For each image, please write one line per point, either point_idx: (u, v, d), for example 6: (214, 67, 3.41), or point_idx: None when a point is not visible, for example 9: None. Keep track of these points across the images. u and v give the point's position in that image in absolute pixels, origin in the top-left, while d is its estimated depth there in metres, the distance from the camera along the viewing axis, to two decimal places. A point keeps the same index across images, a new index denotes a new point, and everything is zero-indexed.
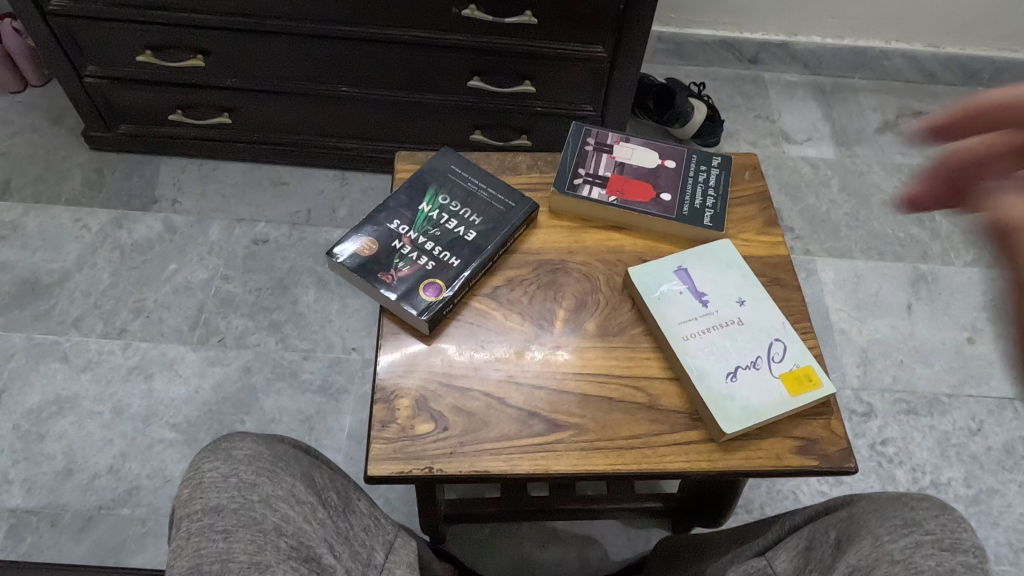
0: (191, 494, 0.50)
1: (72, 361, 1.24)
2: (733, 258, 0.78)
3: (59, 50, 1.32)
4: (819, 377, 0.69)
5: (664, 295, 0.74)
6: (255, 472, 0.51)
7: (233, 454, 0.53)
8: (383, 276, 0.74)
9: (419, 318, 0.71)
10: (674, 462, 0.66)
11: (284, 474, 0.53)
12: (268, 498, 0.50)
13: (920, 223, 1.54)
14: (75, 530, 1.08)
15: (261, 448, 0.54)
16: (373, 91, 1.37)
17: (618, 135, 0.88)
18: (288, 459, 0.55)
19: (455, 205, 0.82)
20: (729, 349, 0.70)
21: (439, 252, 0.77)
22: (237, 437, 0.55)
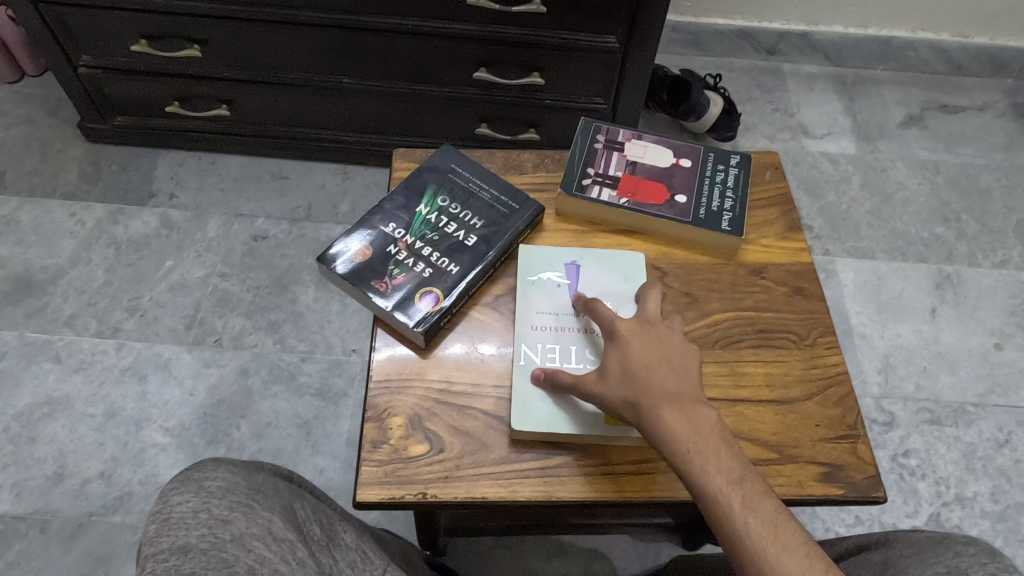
0: (157, 532, 0.45)
1: (64, 361, 1.21)
2: (635, 273, 0.73)
3: (51, 38, 1.27)
4: None
5: (539, 281, 0.72)
6: (228, 508, 0.48)
7: (206, 486, 0.49)
8: (376, 284, 0.70)
9: (415, 331, 0.66)
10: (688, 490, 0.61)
11: (260, 509, 0.49)
12: (244, 536, 0.46)
13: (946, 223, 1.47)
14: (65, 537, 1.04)
15: (236, 480, 0.50)
16: (374, 83, 1.32)
17: (630, 132, 0.82)
18: (266, 492, 0.51)
19: (455, 207, 0.77)
20: (571, 353, 0.66)
21: (436, 258, 0.72)
22: (211, 465, 0.51)
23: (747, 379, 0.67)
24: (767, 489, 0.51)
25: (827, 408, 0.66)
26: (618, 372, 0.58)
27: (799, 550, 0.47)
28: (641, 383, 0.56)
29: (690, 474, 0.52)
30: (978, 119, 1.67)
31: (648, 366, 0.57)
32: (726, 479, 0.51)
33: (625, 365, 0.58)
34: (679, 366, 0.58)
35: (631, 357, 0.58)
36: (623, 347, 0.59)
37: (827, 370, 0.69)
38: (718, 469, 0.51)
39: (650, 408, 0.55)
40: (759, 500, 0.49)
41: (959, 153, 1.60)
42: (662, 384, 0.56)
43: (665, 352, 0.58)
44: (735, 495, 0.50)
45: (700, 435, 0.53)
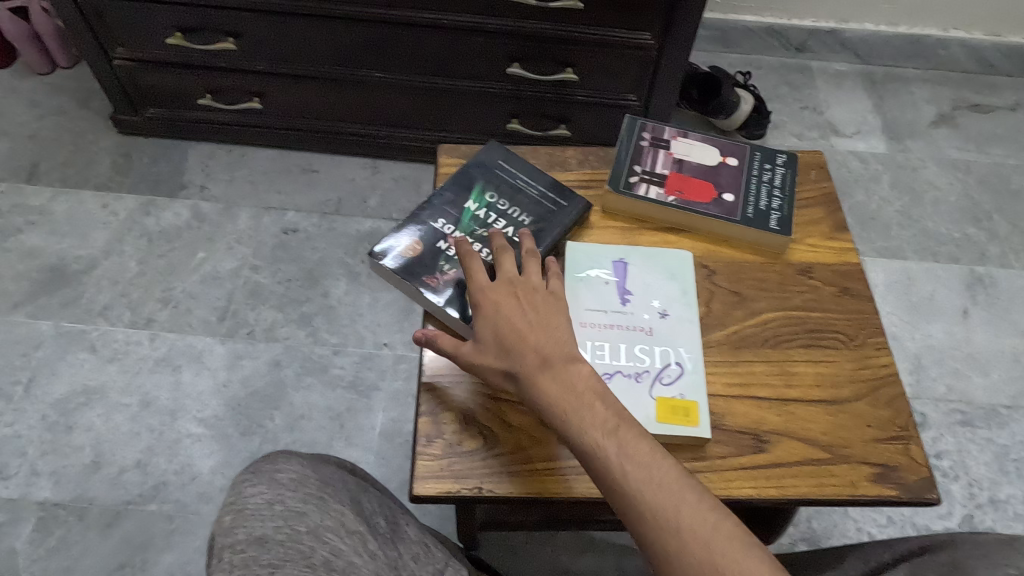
0: (233, 522, 0.45)
1: (99, 351, 1.22)
2: (682, 270, 0.73)
3: (89, 31, 1.28)
4: (699, 416, 0.63)
5: (588, 278, 0.71)
6: (300, 500, 0.48)
7: (278, 478, 0.50)
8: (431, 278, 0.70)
9: (466, 325, 0.67)
10: (741, 488, 0.61)
11: (331, 502, 0.50)
12: (319, 528, 0.47)
13: (977, 223, 1.46)
14: (103, 525, 1.06)
15: (306, 473, 0.52)
16: (407, 77, 1.33)
17: (676, 130, 0.82)
18: (335, 484, 0.53)
19: (502, 203, 0.77)
20: (620, 352, 0.66)
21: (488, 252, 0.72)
22: (281, 459, 0.53)
23: (798, 379, 0.67)
24: (641, 432, 0.53)
25: (878, 409, 0.66)
26: (494, 343, 0.58)
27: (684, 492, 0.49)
28: (517, 351, 0.57)
29: (572, 435, 0.53)
30: (1009, 119, 1.65)
31: (522, 333, 0.57)
32: (602, 433, 0.52)
33: (501, 333, 0.58)
34: (549, 327, 0.58)
35: (502, 326, 0.58)
36: (490, 314, 0.59)
37: (877, 370, 0.69)
38: (598, 425, 0.53)
39: (530, 378, 0.55)
40: (638, 448, 0.51)
41: (990, 153, 1.58)
42: (535, 350, 0.56)
43: (536, 313, 0.59)
44: (615, 447, 0.51)
45: (576, 395, 0.54)
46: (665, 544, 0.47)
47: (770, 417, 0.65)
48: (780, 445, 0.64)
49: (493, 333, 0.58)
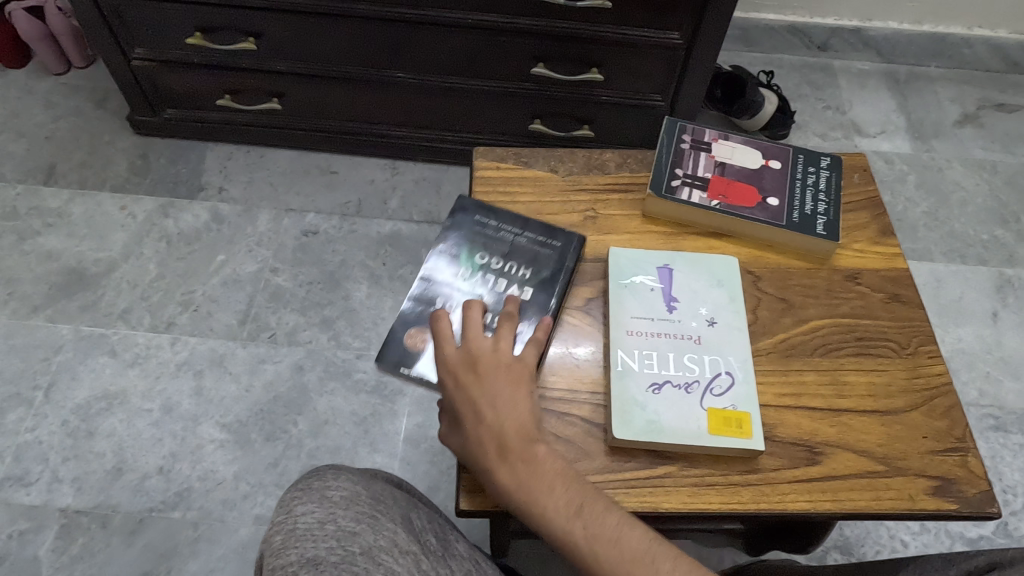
0: (283, 544, 0.43)
1: (120, 355, 1.20)
2: (729, 276, 0.71)
3: (108, 31, 1.27)
4: (751, 427, 0.61)
5: (633, 285, 0.70)
6: (353, 519, 0.46)
7: (329, 496, 0.48)
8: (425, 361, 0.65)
9: None
10: (796, 502, 0.60)
11: (383, 521, 0.48)
12: (373, 549, 0.45)
13: (1005, 225, 1.44)
14: (127, 532, 1.04)
15: (356, 490, 0.50)
16: (429, 78, 1.31)
17: (717, 132, 0.80)
18: (385, 501, 0.51)
19: (495, 261, 0.72)
20: (669, 361, 0.65)
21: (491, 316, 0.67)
22: (330, 474, 0.51)
23: (850, 389, 0.66)
24: (606, 506, 0.51)
25: (934, 419, 0.64)
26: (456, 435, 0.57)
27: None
28: (475, 443, 0.55)
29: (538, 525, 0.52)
30: None
31: (474, 419, 0.55)
32: (568, 519, 0.51)
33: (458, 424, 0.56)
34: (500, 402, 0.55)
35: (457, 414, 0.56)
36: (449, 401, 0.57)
37: (931, 380, 0.67)
38: (560, 510, 0.51)
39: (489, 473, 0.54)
40: (604, 529, 0.50)
41: (1016, 153, 1.56)
42: (489, 437, 0.54)
43: (485, 387, 0.56)
44: (580, 530, 0.50)
45: (534, 480, 0.52)
46: None
47: (823, 428, 0.64)
48: (835, 457, 0.62)
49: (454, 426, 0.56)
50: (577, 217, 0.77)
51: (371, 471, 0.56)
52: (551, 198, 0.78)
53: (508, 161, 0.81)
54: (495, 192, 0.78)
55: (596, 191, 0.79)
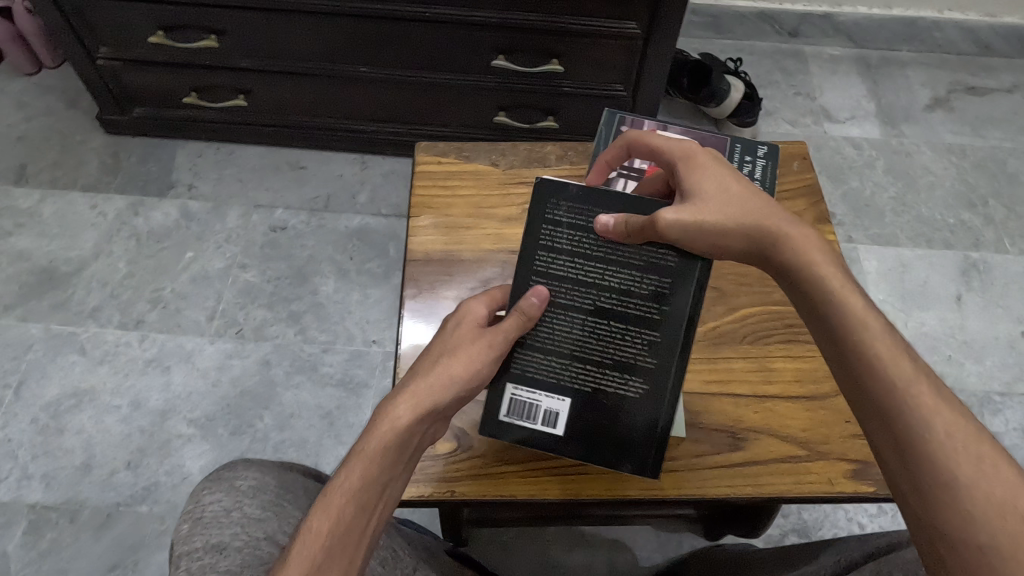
0: (190, 531, 0.46)
1: (89, 353, 1.22)
2: None
3: (71, 31, 1.27)
4: (673, 416, 0.63)
5: None
6: (259, 506, 0.50)
7: (237, 485, 0.51)
8: (565, 203, 0.59)
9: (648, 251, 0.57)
10: (717, 487, 0.61)
11: (289, 508, 0.52)
12: (278, 534, 0.48)
13: (972, 209, 1.45)
14: (95, 527, 1.06)
15: (266, 480, 0.53)
16: (392, 71, 1.31)
17: (656, 123, 0.81)
18: (294, 490, 0.55)
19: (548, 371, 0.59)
20: None
21: (617, 253, 0.58)
22: (241, 466, 0.54)
23: (776, 375, 0.67)
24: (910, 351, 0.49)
25: None
26: (713, 188, 0.57)
27: (927, 387, 0.46)
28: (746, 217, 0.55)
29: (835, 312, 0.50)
30: (1006, 101, 1.63)
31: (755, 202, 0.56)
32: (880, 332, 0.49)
33: (717, 187, 0.57)
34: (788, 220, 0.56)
35: (727, 184, 0.57)
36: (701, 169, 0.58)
37: None
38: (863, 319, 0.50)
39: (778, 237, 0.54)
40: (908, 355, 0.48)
41: (987, 137, 1.56)
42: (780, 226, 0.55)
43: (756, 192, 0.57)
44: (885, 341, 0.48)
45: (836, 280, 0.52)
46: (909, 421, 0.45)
47: (747, 413, 0.65)
48: (757, 443, 0.63)
49: (715, 181, 0.57)
50: (515, 210, 0.78)
51: (284, 464, 0.59)
52: (491, 192, 0.79)
53: (450, 155, 0.82)
54: (435, 185, 0.79)
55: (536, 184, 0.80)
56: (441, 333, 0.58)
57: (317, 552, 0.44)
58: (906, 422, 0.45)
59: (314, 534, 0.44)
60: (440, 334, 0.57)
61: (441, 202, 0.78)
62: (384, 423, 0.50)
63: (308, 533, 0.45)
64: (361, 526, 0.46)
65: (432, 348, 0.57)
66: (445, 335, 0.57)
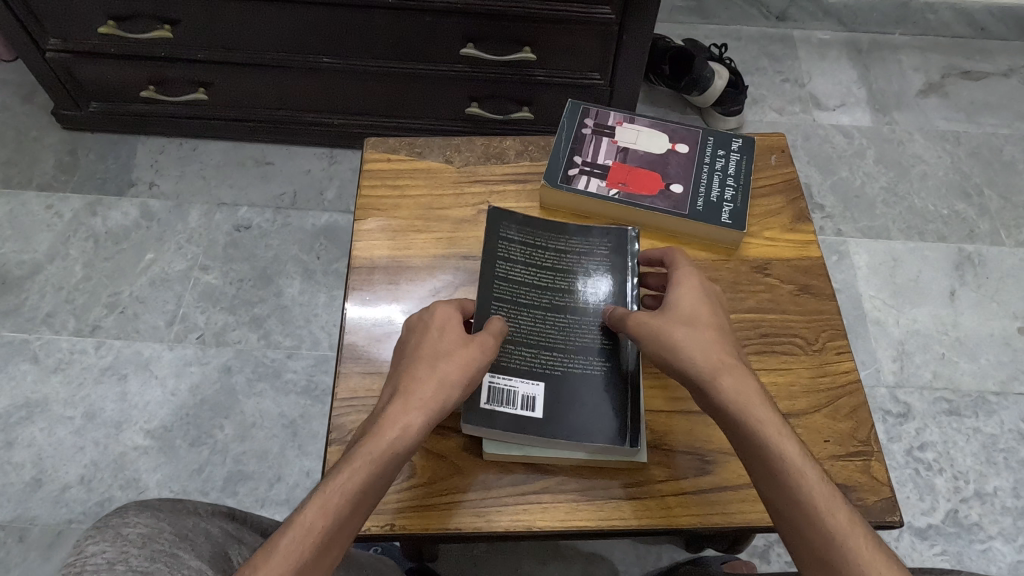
0: None
1: (42, 361, 1.16)
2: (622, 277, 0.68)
3: (16, 23, 1.20)
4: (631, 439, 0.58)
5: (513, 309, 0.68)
6: (147, 558, 0.45)
7: (124, 533, 0.46)
8: (521, 230, 0.67)
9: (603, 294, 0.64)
10: (682, 516, 0.56)
11: (184, 557, 0.47)
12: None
13: (967, 198, 1.39)
14: (45, 546, 1.01)
15: (157, 527, 0.48)
16: (357, 62, 1.25)
17: (621, 115, 0.75)
18: (190, 538, 0.50)
19: (525, 361, 0.60)
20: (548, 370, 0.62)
21: (565, 273, 0.65)
22: (131, 511, 0.49)
23: None
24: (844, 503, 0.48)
25: (837, 421, 0.60)
26: (681, 310, 0.56)
27: (859, 538, 0.45)
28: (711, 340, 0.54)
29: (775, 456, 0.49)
30: (1002, 85, 1.56)
31: (715, 333, 0.54)
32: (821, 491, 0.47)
33: (684, 308, 0.56)
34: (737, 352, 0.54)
35: (693, 308, 0.56)
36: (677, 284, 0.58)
37: (837, 378, 0.63)
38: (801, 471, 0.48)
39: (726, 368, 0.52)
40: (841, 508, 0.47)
41: (982, 123, 1.50)
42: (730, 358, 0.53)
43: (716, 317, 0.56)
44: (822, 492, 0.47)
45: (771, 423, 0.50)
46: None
47: (717, 433, 0.60)
48: (726, 466, 0.58)
49: (682, 302, 0.56)
50: (469, 212, 0.72)
51: (183, 505, 0.55)
52: (443, 191, 0.74)
53: (400, 152, 0.76)
54: (382, 185, 0.74)
55: (492, 182, 0.74)
56: (420, 334, 0.56)
57: (312, 548, 0.45)
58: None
59: (311, 527, 0.45)
60: (426, 330, 0.56)
61: (389, 203, 0.73)
62: (394, 428, 0.50)
63: (300, 528, 0.45)
64: (352, 528, 0.48)
65: (419, 345, 0.55)
66: (436, 336, 0.56)
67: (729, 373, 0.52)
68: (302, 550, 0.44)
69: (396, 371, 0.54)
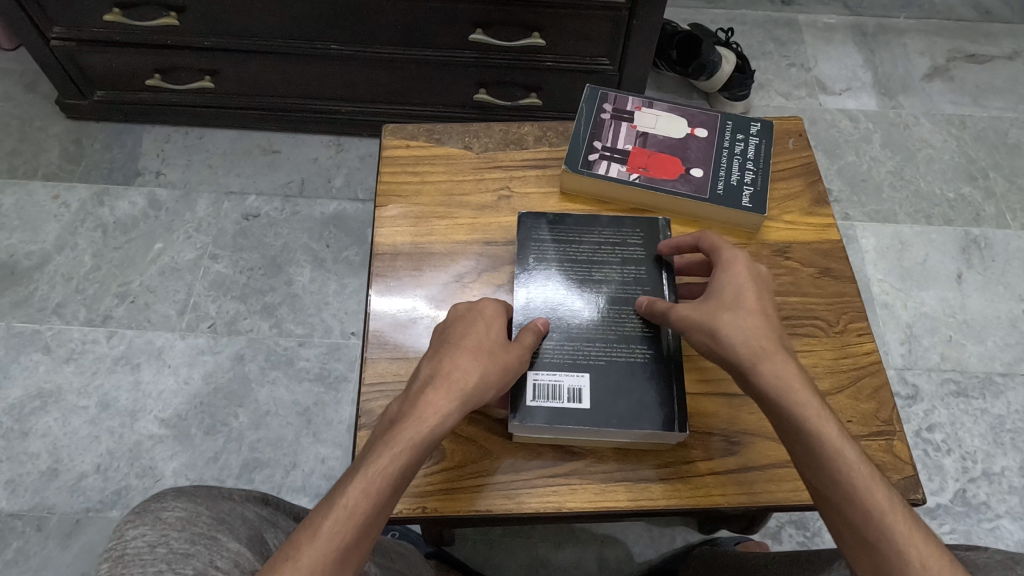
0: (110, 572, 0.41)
1: (54, 352, 1.16)
2: None
3: (20, 10, 1.19)
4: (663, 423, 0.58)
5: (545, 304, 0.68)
6: (187, 541, 0.45)
7: (163, 518, 0.46)
8: (555, 228, 0.68)
9: (646, 288, 0.64)
10: (709, 497, 0.57)
11: (223, 540, 0.48)
12: (209, 567, 0.44)
13: (973, 182, 1.40)
14: (62, 534, 1.02)
15: (196, 511, 0.49)
16: (364, 49, 1.24)
17: (639, 100, 0.75)
18: (228, 521, 0.51)
19: (571, 355, 0.60)
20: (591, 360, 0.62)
21: (604, 266, 0.65)
22: (168, 497, 0.49)
23: None
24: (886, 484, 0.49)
25: (859, 402, 0.61)
26: (726, 296, 0.56)
27: (900, 518, 0.46)
28: (757, 325, 0.54)
29: (818, 440, 0.50)
30: (1008, 69, 1.56)
31: (760, 317, 0.55)
32: (864, 470, 0.48)
33: (730, 293, 0.56)
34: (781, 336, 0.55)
35: (739, 292, 0.56)
36: (724, 268, 0.58)
37: (859, 359, 0.63)
38: (842, 453, 0.49)
39: (769, 353, 0.53)
40: (882, 489, 0.48)
41: (987, 107, 1.51)
42: (772, 342, 0.54)
43: (762, 302, 0.56)
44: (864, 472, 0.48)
45: (811, 409, 0.51)
46: (890, 558, 0.45)
47: (741, 415, 0.60)
48: (751, 446, 0.59)
49: (727, 289, 0.56)
50: (490, 197, 0.73)
51: (218, 491, 0.55)
52: (463, 177, 0.74)
53: (419, 138, 0.76)
54: (403, 171, 0.74)
55: (511, 168, 0.75)
56: (463, 323, 0.57)
57: (354, 529, 0.45)
58: (885, 559, 0.45)
59: (354, 508, 0.46)
60: (469, 321, 0.57)
61: (410, 190, 0.73)
62: (431, 416, 0.51)
63: (343, 510, 0.46)
64: (388, 512, 0.48)
65: (460, 335, 0.56)
66: (478, 329, 0.56)
67: (770, 357, 0.53)
68: (345, 530, 0.45)
69: (434, 355, 0.55)
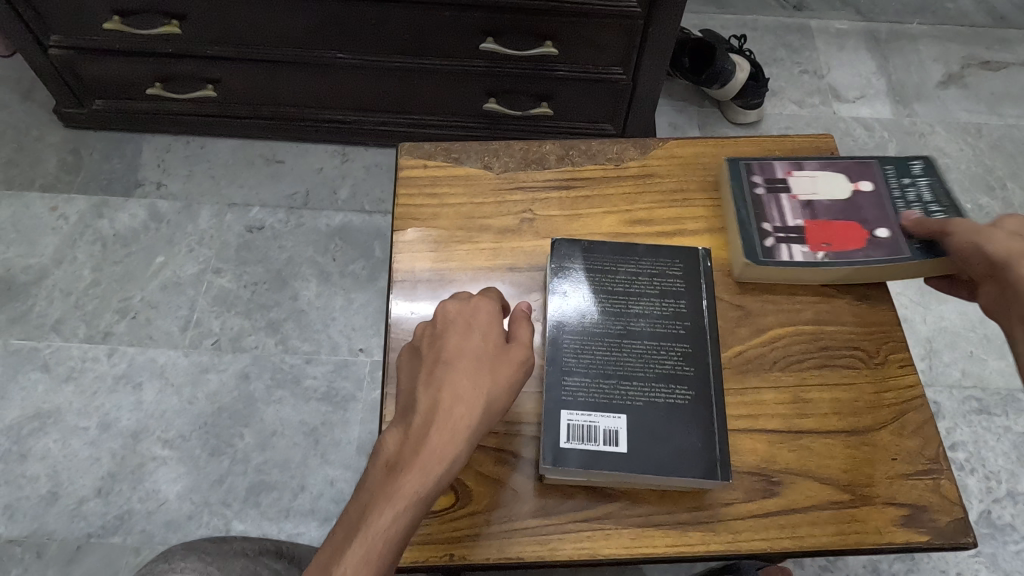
0: None
1: (53, 370, 1.13)
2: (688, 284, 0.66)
3: (16, 18, 1.15)
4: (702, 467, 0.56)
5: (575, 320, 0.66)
6: None
7: None
8: (587, 257, 0.65)
9: (673, 319, 0.61)
10: (752, 542, 0.55)
11: None
12: None
13: (990, 192, 1.37)
14: (63, 561, 0.98)
15: None
16: (371, 58, 1.21)
17: (788, 164, 0.72)
18: None
19: (610, 393, 0.57)
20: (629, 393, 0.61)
21: (639, 297, 0.62)
22: None
23: (812, 408, 0.61)
24: None
25: (903, 438, 0.60)
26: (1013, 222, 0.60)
27: None
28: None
29: None
30: None
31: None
32: None
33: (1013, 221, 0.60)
34: None
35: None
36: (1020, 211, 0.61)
37: (901, 394, 0.62)
38: None
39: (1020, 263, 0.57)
40: None
41: (1003, 115, 1.48)
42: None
43: None
44: None
45: None
46: None
47: (781, 452, 0.59)
48: (794, 488, 0.57)
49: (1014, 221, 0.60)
50: (511, 220, 0.70)
51: None
52: (483, 199, 0.71)
53: (436, 157, 0.73)
54: (420, 193, 0.71)
55: (534, 190, 0.72)
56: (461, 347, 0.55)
57: None
58: None
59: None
60: (463, 334, 0.56)
61: (429, 212, 0.70)
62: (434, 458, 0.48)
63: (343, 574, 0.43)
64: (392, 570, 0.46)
65: (458, 358, 0.54)
66: (474, 349, 0.55)
67: None
68: None
69: (428, 383, 0.53)
